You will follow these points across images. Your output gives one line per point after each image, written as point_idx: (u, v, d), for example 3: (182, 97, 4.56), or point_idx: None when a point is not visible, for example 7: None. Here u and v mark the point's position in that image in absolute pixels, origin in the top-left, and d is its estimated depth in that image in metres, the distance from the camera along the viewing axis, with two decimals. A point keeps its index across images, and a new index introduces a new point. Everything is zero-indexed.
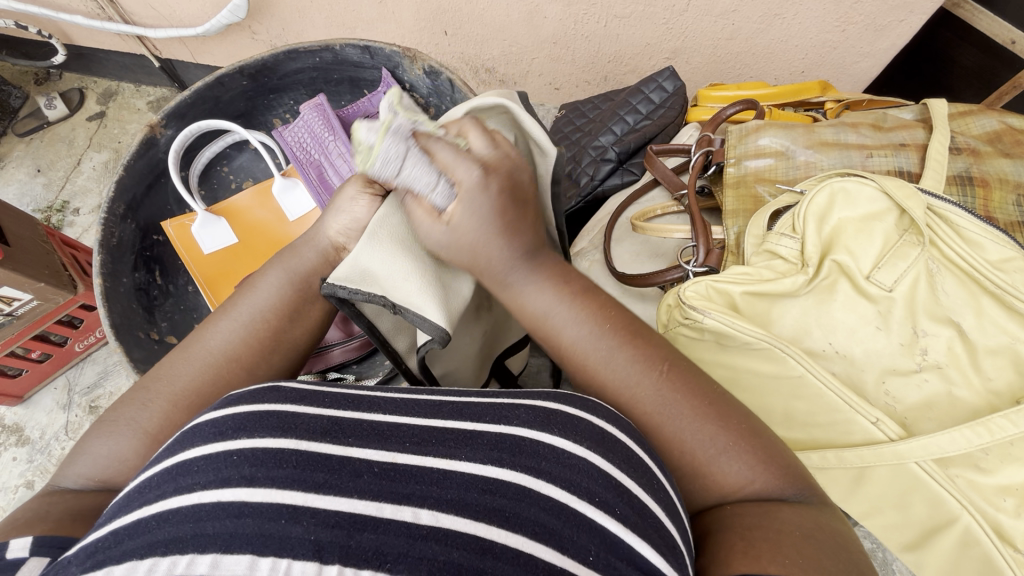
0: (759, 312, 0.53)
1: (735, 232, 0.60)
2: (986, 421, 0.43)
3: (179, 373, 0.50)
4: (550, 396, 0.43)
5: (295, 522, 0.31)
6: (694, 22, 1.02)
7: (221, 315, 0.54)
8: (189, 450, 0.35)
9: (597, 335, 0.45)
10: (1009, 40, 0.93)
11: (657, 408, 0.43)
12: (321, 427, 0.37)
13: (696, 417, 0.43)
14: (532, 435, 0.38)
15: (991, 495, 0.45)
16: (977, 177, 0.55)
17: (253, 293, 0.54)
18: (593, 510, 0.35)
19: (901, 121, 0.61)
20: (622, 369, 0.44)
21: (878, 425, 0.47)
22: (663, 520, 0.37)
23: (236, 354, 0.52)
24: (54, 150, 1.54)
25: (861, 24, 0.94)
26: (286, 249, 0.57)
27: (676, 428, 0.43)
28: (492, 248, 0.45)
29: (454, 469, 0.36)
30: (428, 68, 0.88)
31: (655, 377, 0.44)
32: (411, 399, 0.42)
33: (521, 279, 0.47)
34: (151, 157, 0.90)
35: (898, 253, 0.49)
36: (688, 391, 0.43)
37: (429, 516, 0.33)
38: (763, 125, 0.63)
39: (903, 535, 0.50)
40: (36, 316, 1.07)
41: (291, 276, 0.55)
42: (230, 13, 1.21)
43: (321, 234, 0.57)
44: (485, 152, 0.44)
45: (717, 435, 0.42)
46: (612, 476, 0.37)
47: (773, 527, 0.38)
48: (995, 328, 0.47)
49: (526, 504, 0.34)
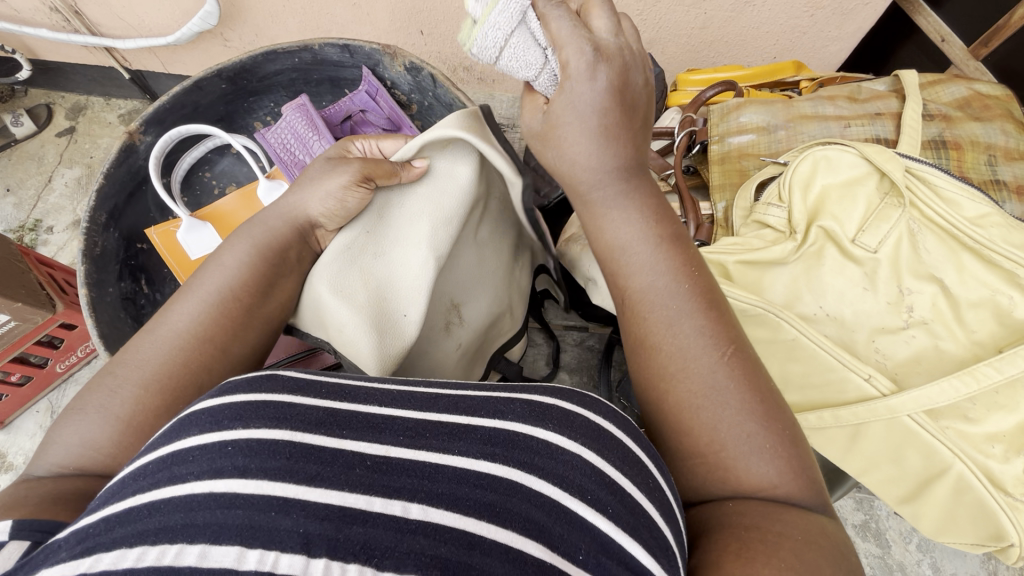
0: (751, 281, 0.54)
1: (723, 206, 0.62)
2: (972, 369, 0.46)
3: (148, 356, 0.49)
4: (545, 390, 0.44)
5: (285, 514, 0.31)
6: (667, 12, 1.03)
7: (185, 294, 0.52)
8: (185, 438, 0.35)
9: (673, 291, 0.46)
10: (939, 37, 0.97)
11: (707, 384, 0.43)
12: (317, 418, 0.37)
13: (739, 412, 0.42)
14: (526, 430, 0.39)
15: (980, 442, 0.47)
16: (950, 141, 0.57)
17: (218, 270, 0.53)
18: (585, 509, 0.35)
19: (875, 92, 0.63)
20: (688, 330, 0.45)
21: (871, 381, 0.49)
22: (656, 520, 0.37)
23: (204, 331, 0.50)
24: (23, 168, 1.50)
25: (826, 8, 0.97)
26: (249, 225, 0.57)
27: (711, 414, 0.42)
28: (581, 147, 0.48)
29: (445, 464, 0.36)
30: (409, 64, 0.88)
31: (713, 353, 0.44)
32: (408, 390, 0.42)
33: (608, 204, 0.49)
34: (131, 164, 0.88)
35: (880, 216, 0.51)
36: (744, 378, 0.43)
37: (419, 511, 0.32)
38: (744, 103, 0.64)
39: (899, 489, 0.52)
40: (15, 337, 1.04)
41: (259, 249, 0.55)
42: (201, 20, 1.19)
43: (297, 209, 0.58)
44: (607, 38, 0.44)
45: (754, 434, 0.42)
46: (605, 474, 0.38)
47: (771, 528, 0.37)
48: (977, 282, 0.49)
49: (516, 499, 0.35)
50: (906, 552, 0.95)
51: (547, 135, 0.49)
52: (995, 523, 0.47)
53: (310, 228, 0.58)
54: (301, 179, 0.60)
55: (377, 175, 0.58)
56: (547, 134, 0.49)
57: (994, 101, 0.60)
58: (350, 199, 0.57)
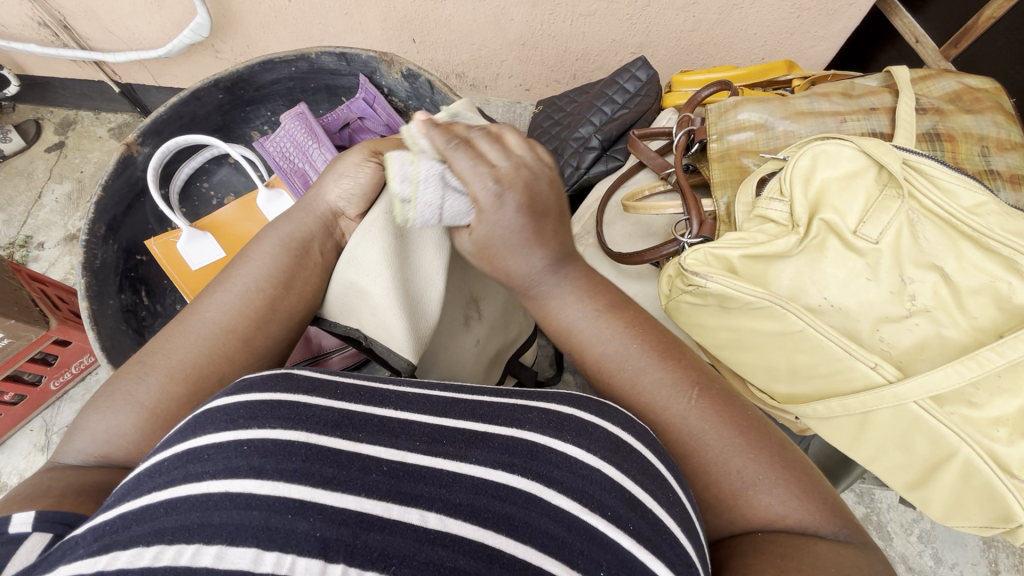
0: (756, 274, 0.55)
1: (725, 202, 0.63)
2: (976, 355, 0.47)
3: (176, 347, 0.49)
4: (566, 400, 0.44)
5: (302, 517, 0.31)
6: (656, 17, 1.05)
7: (216, 287, 0.52)
8: (201, 436, 0.35)
9: (632, 352, 0.47)
10: (914, 39, 1.01)
11: (691, 433, 0.44)
12: (333, 420, 0.37)
13: (734, 448, 0.43)
14: (545, 442, 0.39)
15: (986, 427, 0.48)
16: (944, 133, 0.58)
17: (249, 265, 0.53)
18: (605, 525, 0.35)
19: (868, 88, 0.64)
20: (652, 384, 0.46)
21: (878, 369, 0.49)
22: (679, 537, 0.37)
23: (232, 325, 0.50)
24: (12, 185, 1.49)
25: (813, 10, 0.99)
26: (279, 220, 0.57)
27: (705, 457, 0.43)
28: (522, 258, 0.48)
29: (463, 472, 0.36)
30: (406, 71, 0.89)
31: (682, 401, 0.45)
32: (422, 394, 0.42)
33: (557, 295, 0.49)
34: (129, 176, 0.88)
35: (881, 207, 0.52)
36: (718, 417, 0.44)
37: (437, 520, 0.32)
38: (742, 101, 0.66)
39: (908, 475, 0.53)
40: (8, 354, 1.03)
41: (286, 244, 0.55)
42: (193, 32, 1.20)
43: (320, 202, 0.58)
44: (522, 153, 0.46)
45: (747, 472, 0.43)
46: (626, 490, 0.38)
47: (804, 560, 0.39)
48: (976, 269, 0.50)
49: (536, 513, 0.34)
50: (908, 544, 0.96)
51: (485, 254, 0.48)
52: (1003, 505, 0.48)
53: (333, 218, 0.59)
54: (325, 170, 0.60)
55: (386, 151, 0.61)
56: (484, 253, 0.48)
57: (984, 94, 0.61)
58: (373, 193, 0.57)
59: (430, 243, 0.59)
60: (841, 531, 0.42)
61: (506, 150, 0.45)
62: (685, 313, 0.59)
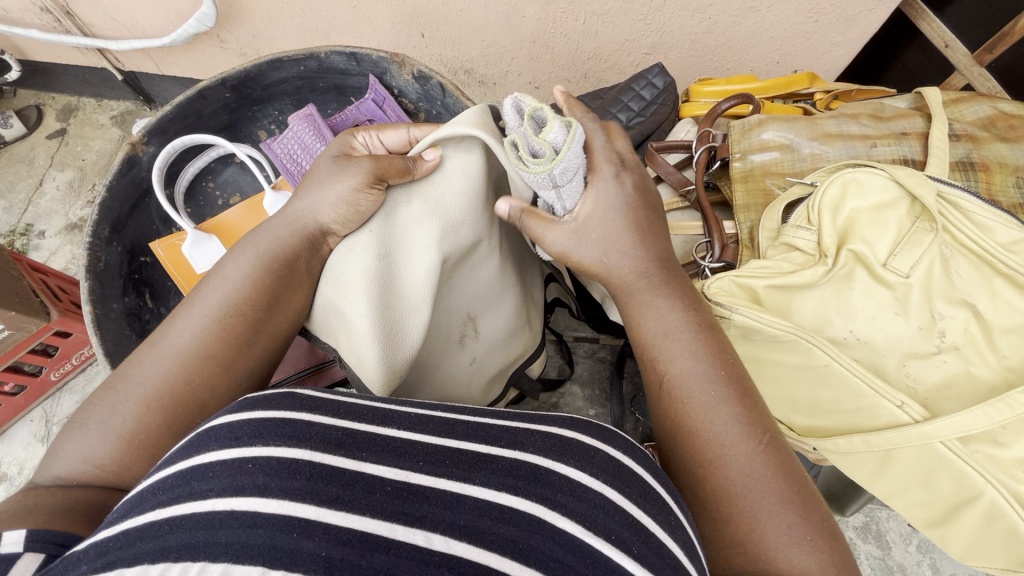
0: (780, 304, 0.54)
1: (748, 226, 0.62)
2: (1005, 398, 0.45)
3: (151, 373, 0.47)
4: (568, 423, 0.43)
5: (307, 537, 0.29)
6: (671, 17, 1.03)
7: (188, 308, 0.51)
8: (205, 453, 0.33)
9: (707, 380, 0.47)
10: (943, 44, 0.98)
11: (746, 474, 0.43)
12: (336, 438, 0.35)
13: (781, 497, 0.42)
14: (547, 464, 0.37)
15: (1011, 468, 0.47)
16: (978, 163, 0.57)
17: (220, 286, 0.52)
18: (609, 548, 0.33)
19: (898, 110, 0.62)
20: (720, 421, 0.45)
21: (904, 408, 0.49)
22: (681, 560, 0.36)
23: (209, 349, 0.48)
24: (13, 171, 1.47)
25: (832, 14, 0.97)
26: (255, 236, 0.56)
27: (753, 501, 0.42)
28: (610, 251, 0.53)
29: (468, 494, 0.34)
30: (417, 73, 0.86)
31: (749, 444, 0.44)
32: (425, 415, 0.40)
33: (647, 300, 0.51)
34: (133, 176, 0.87)
35: (912, 240, 0.51)
36: (777, 468, 0.43)
37: (442, 543, 0.31)
38: (766, 119, 0.64)
39: (928, 513, 0.52)
40: (8, 346, 1.02)
41: (264, 262, 0.53)
42: (198, 22, 1.17)
43: (308, 218, 0.56)
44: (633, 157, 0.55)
45: (792, 524, 0.42)
46: (629, 513, 0.36)
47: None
48: (1010, 308, 0.49)
49: (540, 536, 0.33)
50: (906, 553, 0.96)
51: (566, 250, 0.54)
52: None
53: (321, 236, 0.56)
54: (317, 182, 0.57)
55: (390, 173, 0.55)
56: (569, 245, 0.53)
57: (1020, 120, 0.59)
58: (363, 202, 0.55)
59: (420, 267, 0.56)
60: None
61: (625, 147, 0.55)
62: None
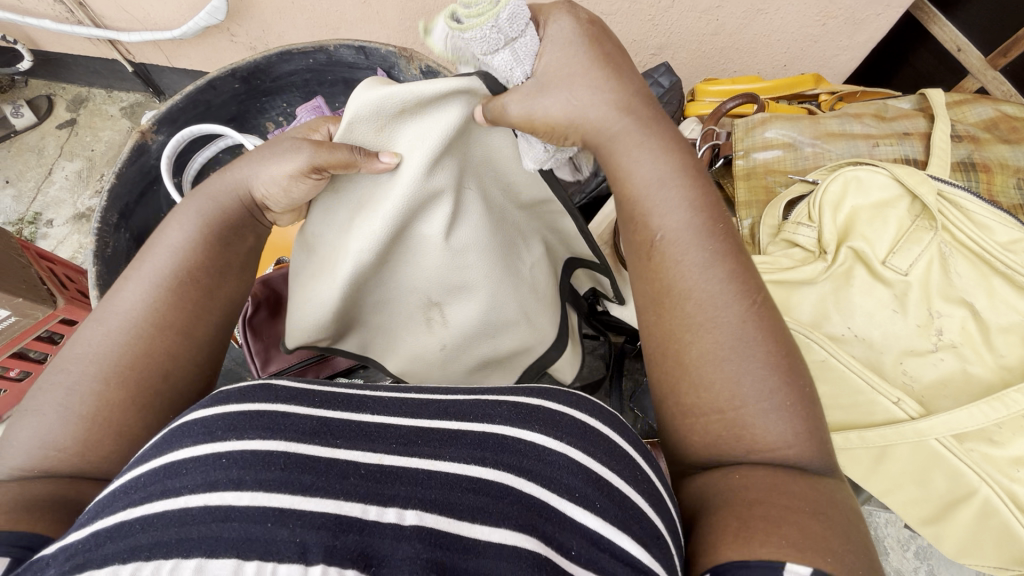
0: (779, 300, 0.55)
1: (749, 223, 0.63)
2: (1002, 396, 0.46)
3: (102, 348, 0.44)
4: (535, 391, 0.42)
5: (281, 525, 0.29)
6: (679, 18, 1.03)
7: (129, 276, 0.48)
8: (179, 450, 0.33)
9: (695, 235, 0.42)
10: (955, 48, 0.99)
11: (730, 337, 0.39)
12: (310, 427, 0.35)
13: (765, 361, 0.39)
14: (514, 433, 0.38)
15: (1005, 467, 0.47)
16: (979, 164, 0.57)
17: (163, 251, 0.49)
18: (573, 507, 0.35)
19: (902, 111, 0.63)
20: (708, 282, 0.41)
21: (900, 404, 0.49)
22: (645, 510, 0.37)
23: (161, 318, 0.46)
24: (23, 160, 1.49)
25: (839, 18, 0.97)
26: (196, 199, 0.52)
27: (733, 367, 0.39)
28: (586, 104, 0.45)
29: (439, 469, 0.35)
30: (425, 68, 0.87)
31: (737, 304, 0.40)
32: (398, 397, 0.41)
33: (630, 148, 0.45)
34: (143, 164, 0.88)
35: (912, 238, 0.52)
36: (764, 332, 0.40)
37: (415, 516, 0.31)
38: (770, 117, 0.64)
39: (924, 511, 0.52)
40: (14, 332, 1.02)
41: (208, 227, 0.50)
42: (208, 15, 1.18)
43: (247, 185, 0.53)
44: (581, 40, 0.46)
45: (771, 388, 0.39)
46: (591, 470, 0.37)
47: (775, 501, 0.35)
48: (1007, 307, 0.49)
49: (507, 501, 0.33)
50: (904, 559, 0.96)
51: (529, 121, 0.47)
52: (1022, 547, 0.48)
53: (260, 208, 0.55)
54: (255, 150, 0.55)
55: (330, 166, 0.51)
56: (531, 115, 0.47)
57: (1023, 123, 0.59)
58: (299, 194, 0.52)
59: (341, 249, 0.59)
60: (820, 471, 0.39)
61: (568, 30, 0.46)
62: None
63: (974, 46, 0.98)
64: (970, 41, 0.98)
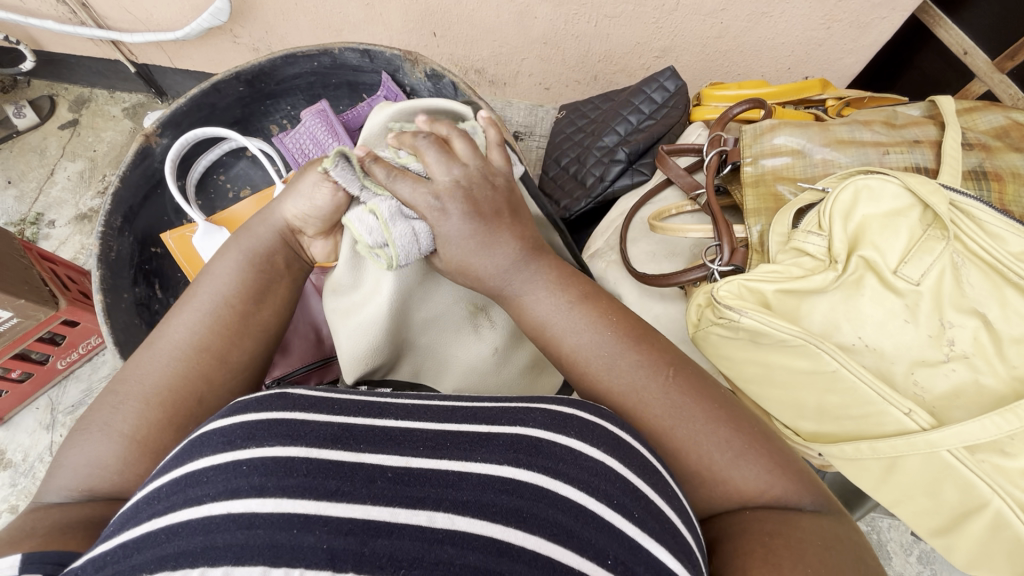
0: (789, 309, 0.55)
1: (758, 230, 0.62)
2: (1013, 408, 0.45)
3: (152, 370, 0.48)
4: (565, 399, 0.41)
5: (308, 531, 0.29)
6: (684, 21, 1.03)
7: (181, 305, 0.51)
8: (198, 459, 0.33)
9: (603, 339, 0.46)
10: (962, 50, 0.99)
11: (667, 411, 0.43)
12: (331, 434, 0.35)
13: (710, 420, 0.42)
14: (548, 437, 0.37)
15: (1016, 478, 0.47)
16: (991, 172, 0.57)
17: (212, 281, 0.52)
18: (611, 511, 0.34)
19: (911, 118, 0.63)
20: (627, 371, 0.45)
21: (911, 415, 0.49)
22: (678, 525, 0.36)
23: (206, 343, 0.49)
24: (25, 160, 1.48)
25: (844, 21, 0.97)
26: (240, 233, 0.56)
27: (686, 431, 0.42)
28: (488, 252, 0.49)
29: (469, 471, 0.34)
30: (429, 71, 0.87)
31: (656, 378, 0.44)
32: (422, 403, 0.40)
33: (524, 288, 0.49)
34: (146, 168, 0.87)
35: (923, 248, 0.52)
36: (692, 397, 0.43)
37: (445, 520, 0.31)
38: (777, 124, 0.64)
39: (934, 521, 0.52)
40: (16, 334, 1.02)
41: (250, 258, 0.54)
42: (211, 17, 1.18)
43: (279, 218, 0.56)
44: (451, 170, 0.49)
45: (722, 440, 0.42)
46: (628, 479, 0.36)
47: (792, 535, 0.38)
48: (1020, 317, 0.49)
49: (543, 504, 0.33)
50: (907, 564, 0.95)
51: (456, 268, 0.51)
52: None
53: (297, 244, 0.58)
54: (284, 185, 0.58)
55: None
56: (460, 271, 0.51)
57: None
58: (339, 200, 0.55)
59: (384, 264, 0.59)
60: (817, 501, 0.41)
61: (450, 162, 0.49)
62: (712, 344, 0.59)
63: (980, 49, 0.97)
64: (975, 43, 0.98)
